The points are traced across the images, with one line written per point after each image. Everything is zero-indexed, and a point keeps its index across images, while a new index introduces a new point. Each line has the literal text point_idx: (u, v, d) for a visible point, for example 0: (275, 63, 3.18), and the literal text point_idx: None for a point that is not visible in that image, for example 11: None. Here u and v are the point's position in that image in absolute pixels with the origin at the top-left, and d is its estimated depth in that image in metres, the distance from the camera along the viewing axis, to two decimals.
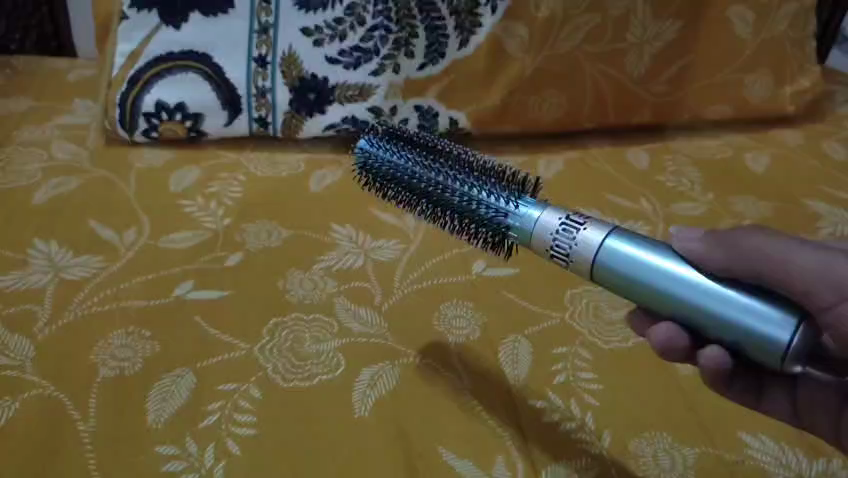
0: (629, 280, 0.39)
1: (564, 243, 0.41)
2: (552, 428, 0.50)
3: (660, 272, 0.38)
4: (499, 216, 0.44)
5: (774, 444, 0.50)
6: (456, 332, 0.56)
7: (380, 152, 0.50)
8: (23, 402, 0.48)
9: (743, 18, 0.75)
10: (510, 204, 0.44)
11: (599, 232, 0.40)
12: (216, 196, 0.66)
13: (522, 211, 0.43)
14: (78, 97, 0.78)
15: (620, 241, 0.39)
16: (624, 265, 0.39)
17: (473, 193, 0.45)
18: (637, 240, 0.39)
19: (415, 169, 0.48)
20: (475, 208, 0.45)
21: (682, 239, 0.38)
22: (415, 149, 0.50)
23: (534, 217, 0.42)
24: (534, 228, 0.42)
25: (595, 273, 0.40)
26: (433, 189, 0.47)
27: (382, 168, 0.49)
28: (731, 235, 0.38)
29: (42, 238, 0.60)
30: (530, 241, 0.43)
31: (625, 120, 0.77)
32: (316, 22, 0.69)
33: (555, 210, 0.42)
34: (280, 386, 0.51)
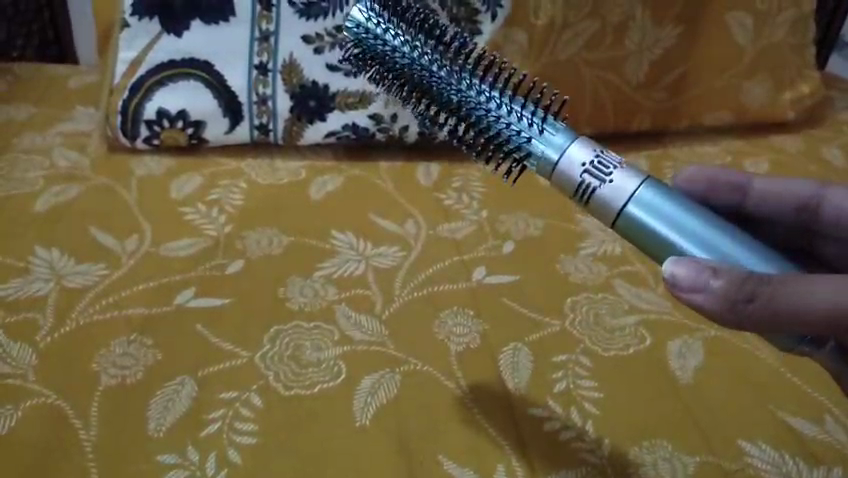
0: (653, 236, 0.39)
1: (588, 188, 0.40)
2: (552, 436, 0.50)
3: (685, 232, 0.38)
4: (515, 134, 0.42)
5: (773, 452, 0.50)
6: (457, 339, 0.56)
7: (387, 37, 0.46)
8: (24, 410, 0.49)
9: (742, 25, 0.75)
10: (535, 127, 0.42)
11: (629, 179, 0.40)
12: (217, 203, 0.66)
13: (545, 136, 0.41)
14: (79, 104, 0.78)
15: (646, 194, 0.39)
16: (651, 221, 0.39)
17: (488, 104, 0.42)
18: (662, 196, 0.39)
19: (428, 66, 0.44)
20: (486, 120, 0.42)
21: (687, 291, 0.36)
22: (433, 43, 0.45)
23: (560, 149, 0.41)
24: (556, 165, 0.41)
25: (616, 222, 0.40)
26: (443, 94, 0.43)
27: (389, 57, 0.45)
28: (738, 286, 0.35)
29: (44, 246, 0.60)
30: (549, 174, 0.41)
31: (625, 127, 0.78)
32: (316, 30, 0.69)
33: (583, 145, 0.41)
34: (281, 394, 0.51)
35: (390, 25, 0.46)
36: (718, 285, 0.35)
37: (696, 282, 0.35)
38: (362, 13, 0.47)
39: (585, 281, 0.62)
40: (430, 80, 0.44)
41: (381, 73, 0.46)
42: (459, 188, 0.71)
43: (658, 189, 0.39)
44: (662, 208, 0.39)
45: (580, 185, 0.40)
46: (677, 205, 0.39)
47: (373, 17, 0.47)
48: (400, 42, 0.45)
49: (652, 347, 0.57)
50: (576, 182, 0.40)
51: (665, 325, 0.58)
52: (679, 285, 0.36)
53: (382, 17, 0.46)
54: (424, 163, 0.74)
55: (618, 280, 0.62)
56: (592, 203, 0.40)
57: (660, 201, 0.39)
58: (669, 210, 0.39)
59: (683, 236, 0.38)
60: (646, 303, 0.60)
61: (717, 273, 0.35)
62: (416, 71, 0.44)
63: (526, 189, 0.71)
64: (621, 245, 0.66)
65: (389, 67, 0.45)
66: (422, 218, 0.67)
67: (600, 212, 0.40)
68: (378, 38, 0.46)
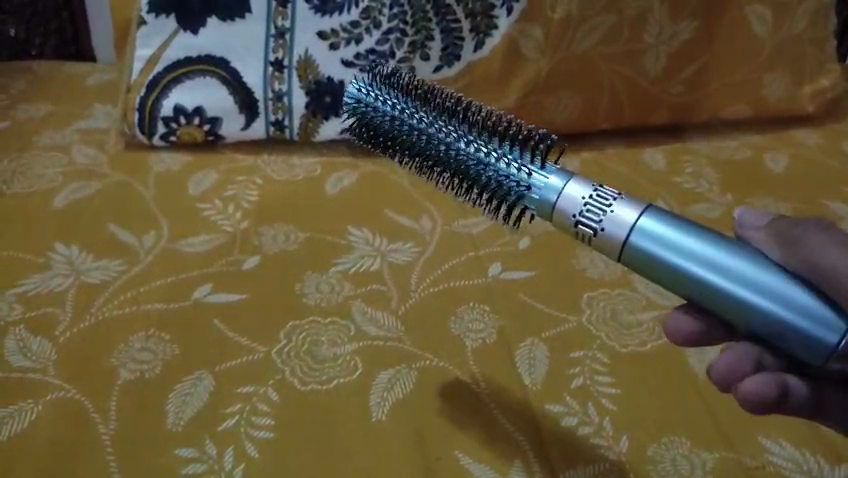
0: (657, 265, 0.37)
1: (592, 221, 0.38)
2: (569, 432, 0.50)
3: (691, 255, 0.36)
4: (514, 184, 0.41)
5: (795, 450, 0.50)
6: (473, 336, 0.56)
7: (381, 104, 0.47)
8: (45, 404, 0.49)
9: (761, 18, 0.74)
10: (525, 172, 0.41)
11: (632, 210, 0.38)
12: (233, 200, 0.67)
13: (540, 179, 0.41)
14: (97, 101, 0.79)
15: (647, 223, 0.37)
16: (654, 248, 0.37)
17: (486, 158, 0.43)
18: (668, 221, 0.37)
19: (423, 128, 0.45)
20: (485, 174, 0.43)
21: (744, 230, 0.42)
22: (424, 105, 0.46)
23: (556, 189, 0.40)
24: (556, 202, 0.40)
25: (621, 255, 0.38)
26: (441, 152, 0.44)
27: (385, 124, 0.47)
28: (785, 232, 0.39)
29: (63, 242, 0.61)
30: (551, 216, 0.40)
31: (642, 122, 0.77)
32: (332, 26, 0.69)
33: (580, 182, 0.40)
34: (297, 389, 0.51)
35: (381, 94, 0.48)
36: (770, 227, 0.41)
37: (756, 224, 0.41)
38: (355, 86, 0.49)
39: (602, 276, 0.61)
40: (427, 142, 0.45)
41: (381, 142, 0.48)
42: None
43: (663, 219, 0.37)
44: (665, 234, 0.37)
45: (583, 215, 0.39)
46: (683, 230, 0.37)
47: (365, 88, 0.49)
48: (393, 108, 0.47)
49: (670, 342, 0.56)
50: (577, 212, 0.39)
51: None
52: (743, 225, 0.42)
53: (374, 87, 0.48)
54: None
55: (636, 275, 0.61)
56: (596, 231, 0.38)
57: (665, 228, 0.37)
58: (675, 235, 0.36)
59: (689, 262, 0.36)
60: (663, 298, 0.60)
61: (776, 225, 0.40)
62: (413, 136, 0.45)
63: None
64: None
65: (387, 134, 0.47)
66: (437, 214, 0.67)
67: (606, 248, 0.38)
68: (372, 107, 0.47)
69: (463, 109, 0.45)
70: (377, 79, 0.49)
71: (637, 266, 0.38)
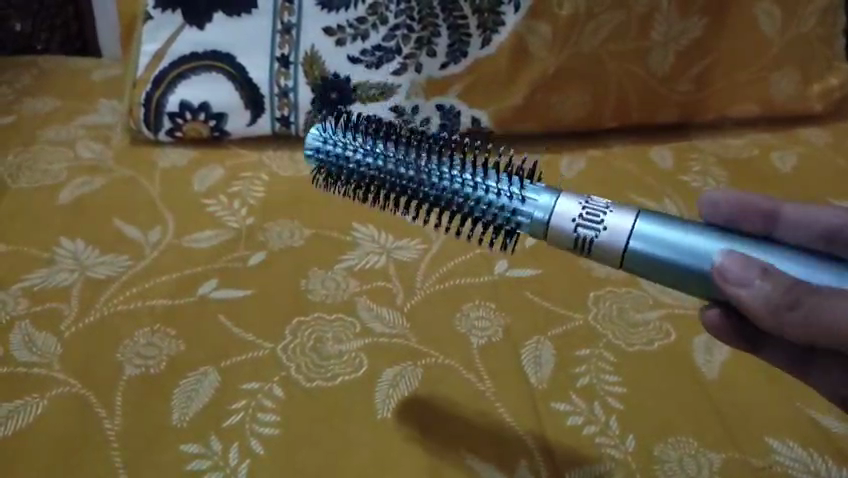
0: (661, 266, 0.38)
1: (593, 225, 0.39)
2: (575, 431, 0.50)
3: (691, 252, 0.37)
4: (505, 210, 0.41)
5: (802, 451, 0.49)
6: (478, 333, 0.55)
7: (352, 148, 0.45)
8: (50, 400, 0.49)
9: (770, 16, 0.74)
10: (514, 197, 0.41)
11: (626, 216, 0.39)
12: (239, 196, 0.67)
13: (530, 201, 0.40)
14: (102, 96, 0.79)
15: (645, 225, 0.38)
16: (656, 249, 0.38)
17: (470, 190, 0.42)
18: (665, 223, 0.38)
19: (398, 170, 0.43)
20: (474, 206, 0.42)
21: (733, 284, 0.35)
22: (393, 142, 0.44)
23: (548, 208, 0.40)
24: (550, 214, 0.40)
25: (624, 259, 0.39)
26: (423, 190, 0.43)
27: (356, 169, 0.44)
28: (784, 292, 0.34)
29: (68, 237, 0.61)
30: (545, 234, 0.40)
31: (650, 120, 0.76)
32: (338, 22, 0.69)
33: (570, 195, 0.40)
34: (302, 385, 0.51)
35: (344, 139, 0.45)
36: (765, 288, 0.34)
37: (743, 277, 0.35)
38: (315, 133, 0.46)
39: (608, 275, 0.61)
40: (405, 180, 0.43)
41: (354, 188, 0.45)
42: None
43: (658, 220, 0.38)
44: (663, 233, 0.38)
45: (584, 220, 0.39)
46: (680, 228, 0.38)
47: (327, 136, 0.46)
48: (361, 148, 0.44)
49: (676, 342, 0.56)
50: (577, 217, 0.39)
51: (690, 321, 0.57)
52: (729, 267, 0.35)
53: (337, 131, 0.46)
54: None
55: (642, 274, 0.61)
56: (597, 235, 0.39)
57: (663, 227, 0.38)
58: (673, 233, 0.38)
59: (690, 257, 0.37)
60: (669, 297, 0.59)
61: (768, 274, 0.35)
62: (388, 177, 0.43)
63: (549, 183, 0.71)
64: None
65: (359, 178, 0.44)
66: None
67: (607, 256, 0.39)
68: (340, 156, 0.45)
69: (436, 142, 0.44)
70: (335, 124, 0.46)
71: (644, 270, 0.38)
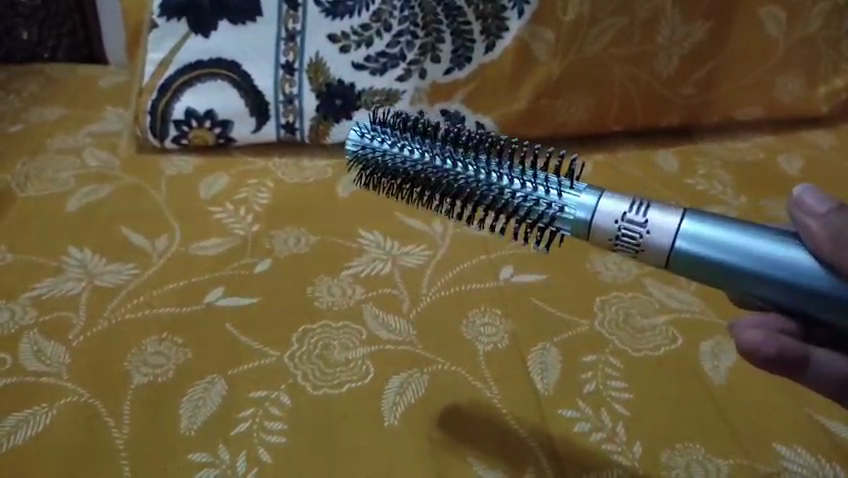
0: (709, 266, 0.35)
1: (634, 232, 0.36)
2: (581, 438, 0.50)
3: (739, 250, 0.35)
4: (543, 207, 0.39)
5: (810, 457, 0.49)
6: (485, 340, 0.56)
7: (386, 145, 0.43)
8: (59, 409, 0.49)
9: (775, 18, 0.74)
10: (553, 192, 0.39)
11: (671, 216, 0.36)
12: (245, 203, 0.67)
13: (572, 198, 0.39)
14: (110, 104, 0.79)
15: (695, 226, 0.36)
16: (707, 249, 0.35)
17: (511, 186, 0.40)
18: (710, 221, 0.36)
19: (439, 165, 0.42)
20: (518, 203, 0.40)
21: (805, 215, 0.35)
22: (430, 139, 0.43)
23: (590, 207, 0.38)
24: (591, 221, 0.38)
25: (670, 262, 0.36)
26: (464, 187, 0.41)
27: (393, 164, 0.43)
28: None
29: (76, 246, 0.61)
30: (588, 236, 0.38)
31: (654, 124, 0.76)
32: (343, 29, 0.69)
33: (613, 196, 0.38)
34: (309, 393, 0.51)
35: (383, 134, 0.44)
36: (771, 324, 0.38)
37: (817, 210, 0.35)
38: (353, 132, 0.45)
39: (615, 280, 0.61)
40: (442, 176, 0.42)
41: (389, 184, 0.44)
42: None
43: (707, 219, 0.36)
44: (711, 233, 0.35)
45: (621, 242, 0.37)
46: (729, 226, 0.36)
47: (366, 133, 0.45)
48: (397, 145, 0.43)
49: (683, 347, 0.56)
50: (615, 239, 0.37)
51: (696, 325, 0.57)
52: (802, 207, 0.36)
53: (374, 128, 0.44)
54: None
55: (648, 280, 0.61)
56: (639, 252, 0.37)
57: (713, 230, 0.35)
58: (723, 234, 0.35)
59: (743, 262, 0.35)
60: (677, 303, 0.59)
61: (841, 214, 0.35)
62: (424, 173, 0.42)
63: None
64: None
65: (397, 175, 0.43)
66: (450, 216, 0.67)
67: (650, 258, 0.37)
68: (375, 151, 0.44)
69: (474, 138, 0.42)
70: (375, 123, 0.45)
71: (689, 271, 0.36)
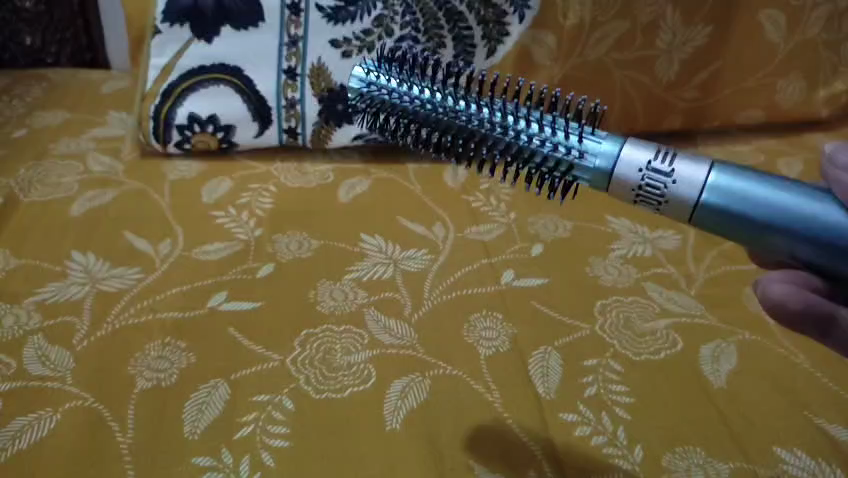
0: (737, 220, 0.34)
1: (658, 182, 0.35)
2: (583, 442, 0.50)
3: (770, 203, 0.34)
4: (561, 153, 0.38)
5: (812, 461, 0.49)
6: (486, 344, 0.56)
7: (394, 84, 0.41)
8: (63, 413, 0.50)
9: (775, 22, 0.73)
10: (573, 138, 0.38)
11: (699, 167, 0.35)
12: (247, 207, 0.67)
13: (593, 145, 0.37)
14: (113, 109, 0.80)
15: (724, 178, 0.34)
16: (735, 201, 0.34)
17: (527, 128, 0.38)
18: (739, 174, 0.34)
19: (449, 105, 0.40)
20: (533, 148, 0.38)
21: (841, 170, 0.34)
22: (441, 79, 0.41)
23: (612, 155, 0.37)
24: (613, 169, 0.37)
25: (694, 216, 0.35)
26: (475, 130, 0.39)
27: (400, 104, 0.41)
28: None
29: (79, 251, 0.62)
30: (607, 187, 0.37)
31: (655, 127, 0.78)
32: (344, 34, 0.69)
33: (637, 145, 0.37)
34: (311, 397, 0.51)
35: (389, 72, 0.42)
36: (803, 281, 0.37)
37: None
38: (358, 70, 0.43)
39: (615, 284, 0.61)
40: (453, 115, 0.40)
41: (394, 126, 0.42)
42: (487, 190, 0.71)
43: (738, 172, 0.35)
44: (740, 186, 0.34)
45: (642, 193, 0.36)
46: (760, 179, 0.34)
47: (372, 70, 0.42)
48: (406, 83, 0.41)
49: (684, 351, 0.56)
50: (636, 189, 0.36)
51: (698, 329, 0.58)
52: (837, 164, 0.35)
53: (381, 67, 0.42)
54: (452, 165, 0.74)
55: (648, 283, 0.61)
56: (663, 203, 0.36)
57: (743, 183, 0.34)
58: (752, 187, 0.34)
59: (773, 217, 0.33)
60: (678, 307, 0.59)
61: None
62: (434, 111, 0.40)
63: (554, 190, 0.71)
64: (652, 248, 0.65)
65: (403, 114, 0.41)
66: (451, 219, 0.67)
67: (673, 211, 0.36)
68: (381, 89, 0.41)
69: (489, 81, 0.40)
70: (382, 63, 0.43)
71: (716, 225, 0.35)
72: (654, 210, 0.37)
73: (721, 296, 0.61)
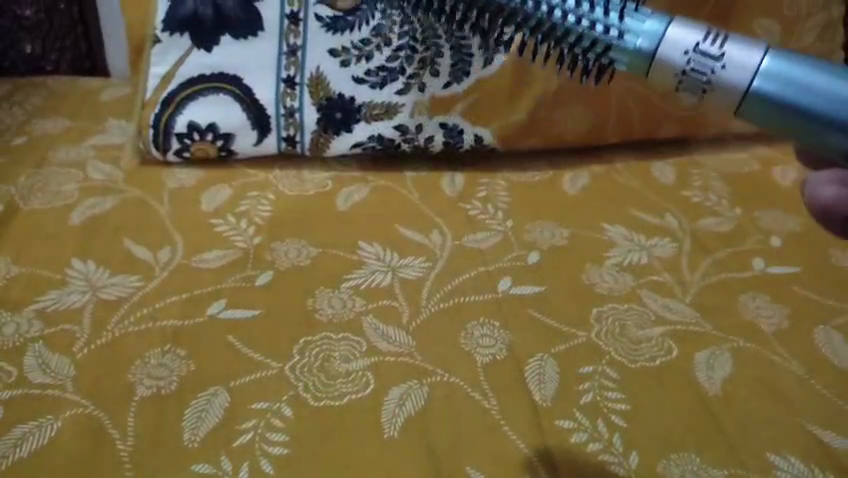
0: (779, 107, 0.35)
1: (704, 69, 0.36)
2: (578, 448, 0.50)
3: (816, 90, 0.34)
4: (600, 32, 0.38)
5: (804, 467, 0.50)
6: (483, 350, 0.56)
7: None
8: (63, 420, 0.50)
9: (770, 32, 0.74)
10: (614, 17, 0.38)
11: (752, 52, 0.36)
12: (246, 215, 0.68)
13: (635, 25, 0.38)
14: (112, 117, 0.80)
15: (775, 64, 0.35)
16: (781, 87, 0.35)
17: (565, 5, 0.38)
18: (794, 61, 0.35)
19: None
20: (570, 27, 0.38)
21: None
22: None
23: (657, 34, 0.37)
24: (654, 52, 0.37)
25: (740, 104, 0.36)
26: (508, 5, 0.39)
27: None
28: None
29: (80, 259, 0.62)
30: (643, 70, 0.38)
31: (651, 133, 0.77)
32: (343, 43, 0.70)
33: (683, 27, 0.37)
34: (310, 404, 0.52)
35: None
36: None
37: None
38: None
39: (611, 291, 0.62)
40: None
41: None
42: (484, 197, 0.72)
43: (786, 56, 0.35)
44: (789, 72, 0.35)
45: (687, 77, 0.37)
46: (813, 68, 0.35)
47: None
48: None
49: (679, 358, 0.57)
50: (680, 73, 0.37)
51: (693, 337, 0.58)
52: None
53: None
54: (450, 173, 0.75)
55: (644, 291, 0.62)
56: (706, 89, 0.37)
57: (792, 69, 0.35)
58: (803, 74, 0.34)
59: (815, 103, 0.34)
60: (673, 314, 0.60)
61: None
62: None
63: (551, 198, 0.72)
64: (648, 256, 0.66)
65: None
66: (449, 226, 0.68)
67: (717, 99, 0.37)
68: None
69: None
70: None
71: (758, 114, 0.36)
72: (698, 98, 0.38)
73: (716, 304, 0.61)
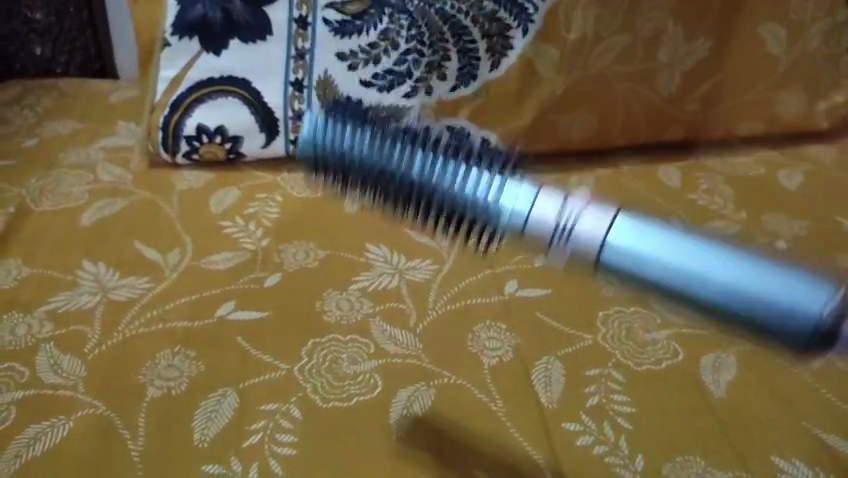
0: (625, 268, 0.39)
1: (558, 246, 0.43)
2: (584, 451, 0.51)
3: (633, 261, 0.38)
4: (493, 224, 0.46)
5: (810, 470, 0.50)
6: (490, 352, 0.57)
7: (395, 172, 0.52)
8: (76, 420, 0.51)
9: (775, 36, 0.74)
10: (500, 216, 0.45)
11: (599, 217, 0.41)
12: (255, 217, 0.68)
13: (537, 212, 0.44)
14: (122, 119, 0.81)
15: (624, 224, 0.40)
16: (620, 255, 0.39)
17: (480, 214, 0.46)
18: (636, 225, 0.39)
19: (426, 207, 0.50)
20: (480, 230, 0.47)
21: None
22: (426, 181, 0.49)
23: (527, 215, 0.44)
24: (532, 236, 0.44)
25: (598, 259, 0.40)
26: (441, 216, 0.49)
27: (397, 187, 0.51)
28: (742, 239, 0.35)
29: (91, 260, 0.63)
30: (525, 238, 0.45)
31: (657, 138, 0.78)
32: (351, 47, 0.71)
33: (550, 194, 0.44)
34: (318, 406, 0.52)
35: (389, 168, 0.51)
36: None
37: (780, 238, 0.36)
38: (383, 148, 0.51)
39: (617, 294, 0.62)
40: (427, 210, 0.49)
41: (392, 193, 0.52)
42: None
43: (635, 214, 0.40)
44: (630, 240, 0.39)
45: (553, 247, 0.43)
46: (653, 236, 0.38)
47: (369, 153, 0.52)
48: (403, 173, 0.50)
49: (685, 362, 0.57)
50: (548, 244, 0.43)
51: (699, 340, 0.58)
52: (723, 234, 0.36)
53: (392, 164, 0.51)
54: None
55: None
56: (566, 252, 0.43)
57: (629, 237, 0.39)
58: (635, 245, 0.38)
59: (649, 272, 0.38)
60: (678, 317, 0.60)
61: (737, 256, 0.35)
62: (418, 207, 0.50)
63: None
64: None
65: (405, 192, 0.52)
66: None
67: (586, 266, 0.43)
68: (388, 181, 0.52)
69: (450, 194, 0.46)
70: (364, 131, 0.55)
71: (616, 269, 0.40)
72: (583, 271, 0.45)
73: None
